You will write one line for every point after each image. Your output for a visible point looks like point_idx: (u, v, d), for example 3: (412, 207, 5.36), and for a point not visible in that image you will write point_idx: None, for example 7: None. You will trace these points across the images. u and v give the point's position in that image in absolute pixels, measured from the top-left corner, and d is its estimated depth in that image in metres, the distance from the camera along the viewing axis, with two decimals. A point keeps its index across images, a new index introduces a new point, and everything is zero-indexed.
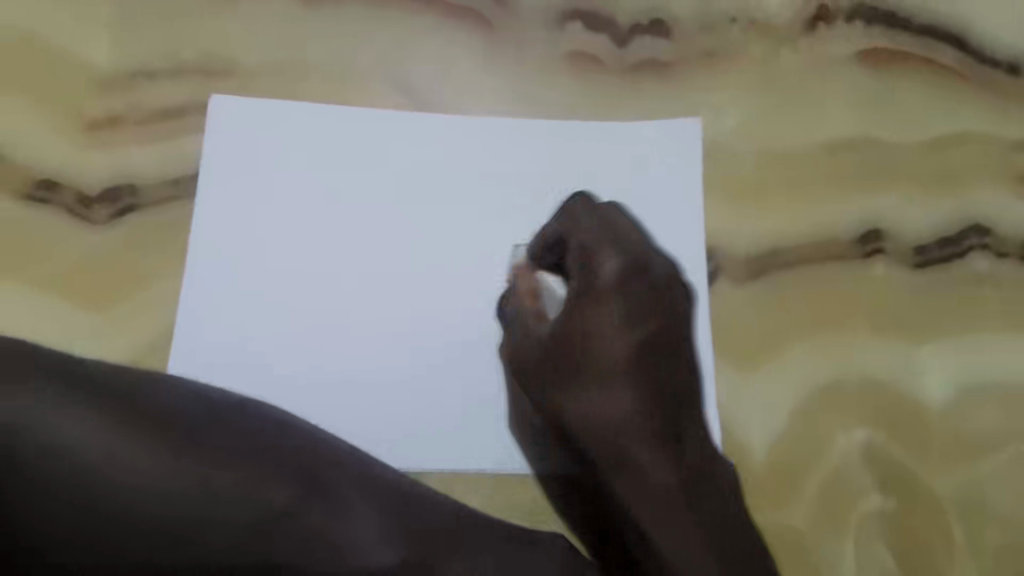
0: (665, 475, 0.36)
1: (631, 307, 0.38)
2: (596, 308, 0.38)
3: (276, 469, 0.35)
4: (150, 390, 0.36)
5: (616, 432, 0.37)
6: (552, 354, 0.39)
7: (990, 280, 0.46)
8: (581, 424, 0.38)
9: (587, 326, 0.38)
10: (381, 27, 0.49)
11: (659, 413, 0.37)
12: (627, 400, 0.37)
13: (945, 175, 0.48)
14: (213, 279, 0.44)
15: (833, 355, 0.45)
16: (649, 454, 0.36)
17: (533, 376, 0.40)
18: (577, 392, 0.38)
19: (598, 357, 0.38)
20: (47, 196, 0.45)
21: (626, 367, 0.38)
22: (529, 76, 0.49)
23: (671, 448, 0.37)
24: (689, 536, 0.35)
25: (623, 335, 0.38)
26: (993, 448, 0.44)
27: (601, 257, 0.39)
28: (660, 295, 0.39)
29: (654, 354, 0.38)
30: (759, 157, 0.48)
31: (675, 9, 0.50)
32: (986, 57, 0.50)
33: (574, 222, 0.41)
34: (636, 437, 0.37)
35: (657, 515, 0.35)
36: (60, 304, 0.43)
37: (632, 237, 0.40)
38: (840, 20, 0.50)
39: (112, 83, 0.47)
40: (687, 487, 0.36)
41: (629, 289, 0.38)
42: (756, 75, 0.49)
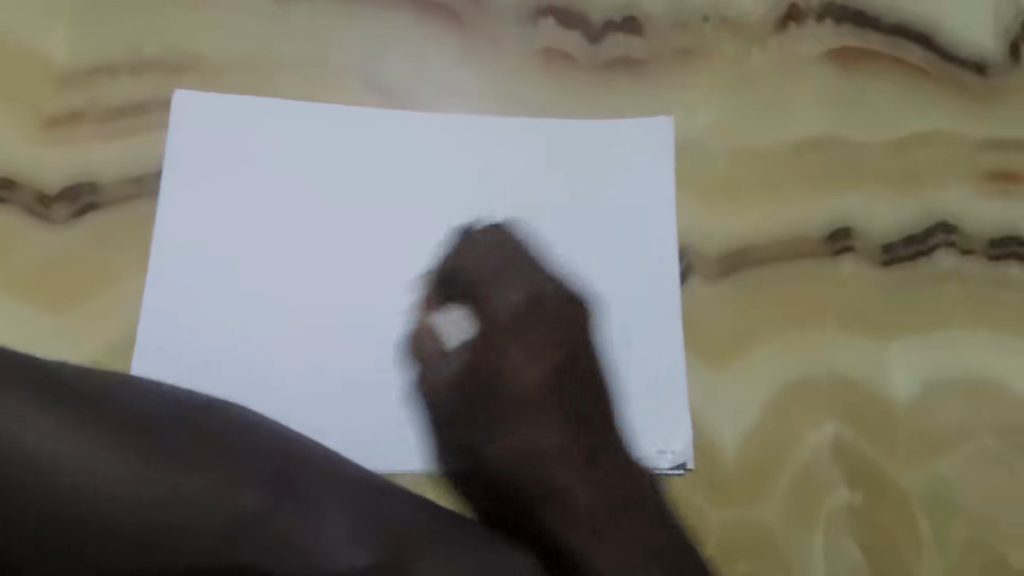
0: (587, 500, 0.41)
1: (539, 338, 0.43)
2: (510, 345, 0.43)
3: (244, 473, 0.35)
4: (116, 397, 0.36)
5: (529, 461, 0.41)
6: (465, 385, 0.42)
7: (956, 278, 0.47)
8: (509, 464, 0.41)
9: (507, 363, 0.43)
10: (350, 22, 0.48)
11: (574, 442, 0.42)
12: (556, 435, 0.42)
13: (912, 174, 0.48)
14: (178, 279, 0.43)
15: (803, 352, 0.45)
16: (569, 479, 0.41)
17: (458, 417, 0.42)
18: (508, 429, 0.42)
19: (514, 393, 0.42)
20: (4, 195, 0.43)
21: (542, 397, 0.43)
22: (500, 74, 0.48)
23: (596, 466, 0.42)
24: (618, 555, 0.40)
25: (538, 366, 0.43)
26: (958, 443, 0.45)
27: (504, 290, 0.44)
28: (569, 335, 0.44)
29: (570, 394, 0.43)
30: (730, 156, 0.48)
31: (647, 6, 0.50)
32: (953, 57, 0.51)
33: (477, 258, 0.44)
34: (559, 465, 0.41)
35: (585, 536, 0.40)
36: (20, 306, 0.42)
37: (531, 277, 0.44)
38: (810, 19, 0.51)
39: (72, 78, 0.46)
40: (609, 518, 0.41)
41: (542, 306, 0.44)
42: (728, 74, 0.50)
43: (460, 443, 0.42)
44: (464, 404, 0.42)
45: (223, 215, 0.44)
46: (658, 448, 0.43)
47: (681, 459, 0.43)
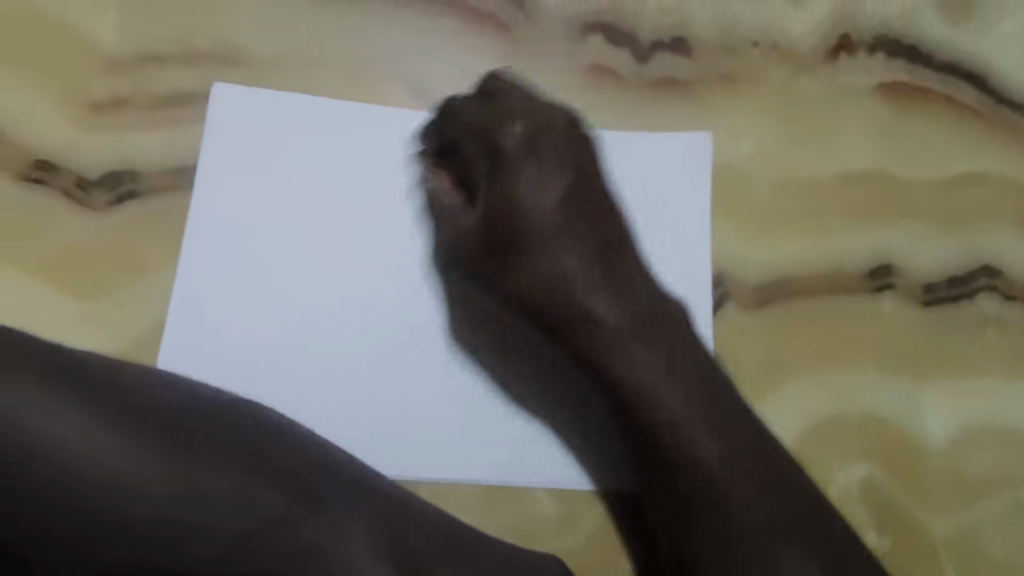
0: (616, 320, 0.37)
1: (559, 157, 0.39)
2: (521, 171, 0.38)
3: (261, 474, 0.34)
4: (139, 382, 0.35)
5: (567, 290, 0.37)
6: (486, 229, 0.39)
7: (997, 323, 0.46)
8: (542, 285, 0.38)
9: (519, 196, 0.38)
10: (398, 25, 0.48)
11: (602, 261, 0.38)
12: (574, 256, 0.38)
13: (957, 214, 0.48)
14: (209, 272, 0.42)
15: (837, 389, 0.44)
16: (593, 299, 0.37)
17: (469, 253, 0.40)
18: (526, 259, 0.38)
19: (531, 222, 0.38)
20: (43, 178, 0.43)
21: (558, 228, 0.38)
22: (546, 85, 0.48)
23: (621, 294, 0.37)
24: (660, 365, 0.36)
25: (554, 190, 0.38)
26: (990, 490, 0.44)
27: (507, 125, 0.38)
28: (577, 164, 0.39)
29: (590, 216, 0.39)
30: (773, 183, 0.47)
31: (697, 28, 0.50)
32: (1005, 99, 0.50)
33: (507, 99, 0.40)
34: (582, 290, 0.37)
35: (618, 356, 0.36)
36: (54, 289, 0.42)
37: (533, 103, 0.40)
38: (862, 51, 0.50)
39: (120, 65, 0.45)
40: (636, 323, 0.37)
41: (538, 146, 0.38)
42: (774, 100, 0.49)
43: (488, 281, 0.40)
44: (484, 241, 0.39)
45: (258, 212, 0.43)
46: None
47: None
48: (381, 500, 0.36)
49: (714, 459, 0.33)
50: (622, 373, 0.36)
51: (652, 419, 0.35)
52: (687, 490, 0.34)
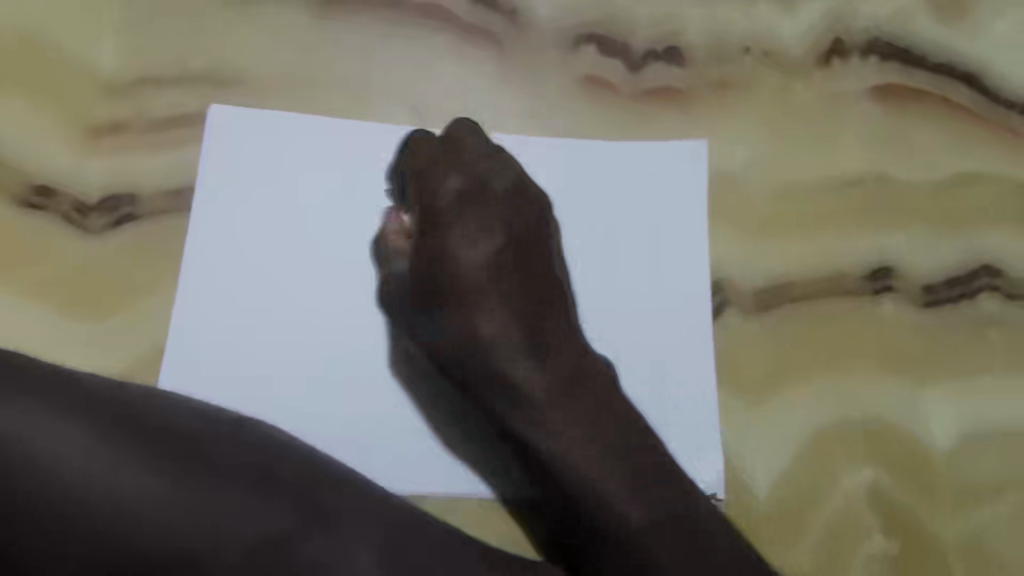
0: (538, 384, 0.37)
1: (485, 217, 0.40)
2: (457, 228, 0.40)
3: (270, 488, 0.34)
4: (147, 401, 0.35)
5: (494, 351, 0.38)
6: (427, 278, 0.39)
7: (999, 322, 0.46)
8: (463, 345, 0.39)
9: (448, 246, 0.39)
10: (392, 41, 0.48)
11: (530, 326, 0.39)
12: (497, 324, 0.38)
13: (956, 214, 0.47)
14: (211, 290, 0.42)
15: (840, 392, 0.44)
16: (507, 361, 0.38)
17: (394, 303, 0.41)
18: (459, 315, 0.39)
19: (458, 281, 0.39)
20: (43, 203, 0.43)
21: (486, 287, 0.39)
22: (540, 97, 0.48)
23: (540, 358, 0.38)
24: (580, 422, 0.37)
25: (484, 246, 0.40)
26: (998, 492, 0.43)
27: (447, 175, 0.41)
28: (510, 220, 0.41)
29: (520, 268, 0.40)
30: (768, 188, 0.47)
31: (689, 36, 0.50)
32: (1001, 98, 0.50)
33: (457, 155, 0.41)
34: (506, 349, 0.38)
35: (566, 438, 0.36)
36: (55, 312, 0.42)
37: (514, 166, 0.43)
38: (855, 55, 0.50)
39: (119, 89, 0.46)
40: (563, 386, 0.38)
41: (467, 200, 0.40)
42: (768, 105, 0.49)
43: (422, 330, 0.40)
44: (422, 292, 0.40)
45: (258, 227, 0.44)
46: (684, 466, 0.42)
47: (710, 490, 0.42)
48: (388, 513, 0.36)
49: (610, 478, 0.35)
50: (548, 439, 0.37)
51: (566, 475, 0.36)
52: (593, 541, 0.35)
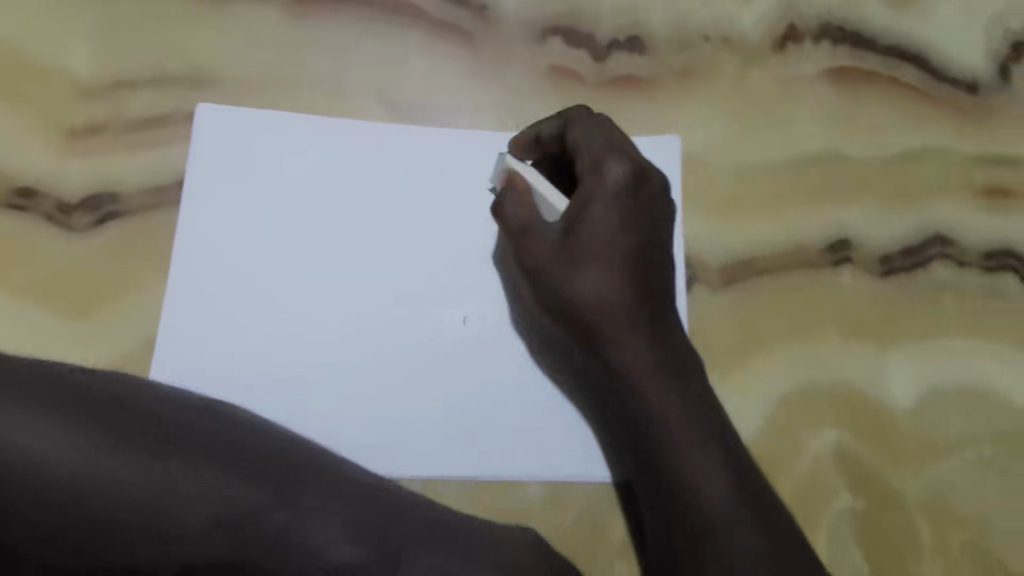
0: (634, 359, 0.37)
1: (623, 198, 0.40)
2: (599, 200, 0.40)
3: (246, 471, 0.34)
4: (124, 397, 0.35)
5: (605, 317, 0.38)
6: (547, 239, 0.41)
7: (951, 288, 0.48)
8: (574, 311, 0.40)
9: (592, 218, 0.40)
10: (365, 38, 0.50)
11: (645, 302, 0.39)
12: (618, 286, 0.39)
13: (908, 188, 0.50)
14: (200, 288, 0.44)
15: (805, 360, 0.46)
16: (635, 337, 0.38)
17: (545, 258, 0.41)
18: (569, 274, 0.40)
19: (585, 243, 0.40)
20: (27, 203, 0.44)
21: (612, 260, 0.39)
22: (510, 88, 0.50)
23: (663, 339, 0.38)
24: (671, 411, 0.36)
25: (611, 217, 0.40)
26: (956, 448, 0.46)
27: (604, 162, 0.41)
28: (637, 193, 0.41)
29: (639, 259, 0.40)
30: (731, 168, 0.50)
31: (651, 26, 0.52)
32: (947, 77, 0.52)
33: (576, 128, 0.43)
34: (626, 320, 0.38)
35: (650, 402, 0.37)
36: (42, 311, 0.43)
37: (609, 130, 0.43)
38: (809, 40, 0.52)
39: (96, 91, 0.47)
40: (673, 367, 0.38)
41: (628, 186, 0.41)
42: (728, 90, 0.51)
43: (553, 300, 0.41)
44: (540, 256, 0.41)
45: (246, 225, 0.45)
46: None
47: None
48: (354, 489, 0.36)
49: (701, 449, 0.36)
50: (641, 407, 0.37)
51: (658, 440, 0.36)
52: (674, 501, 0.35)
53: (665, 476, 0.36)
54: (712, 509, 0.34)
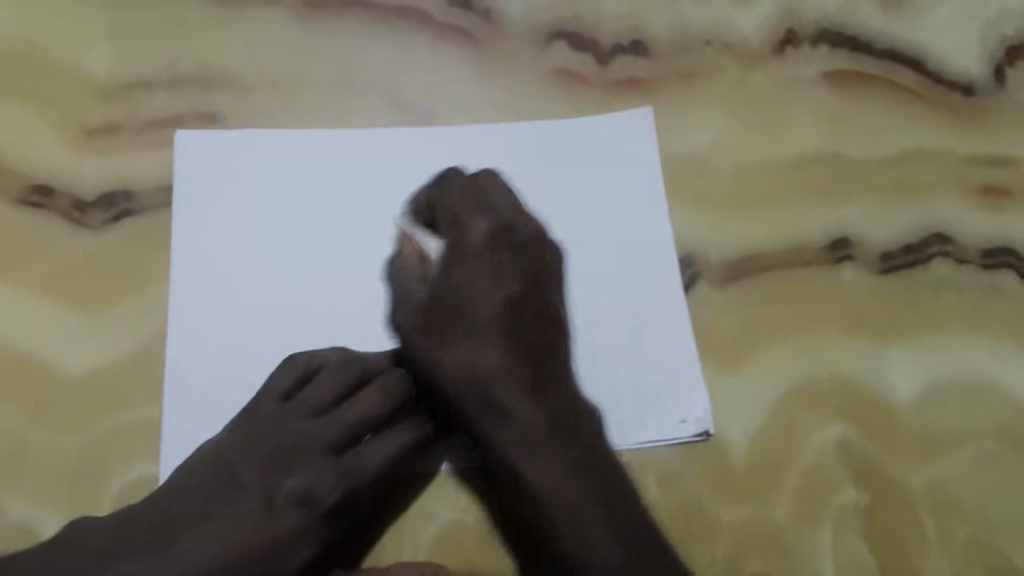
0: (534, 423, 0.40)
1: (506, 261, 0.43)
2: (472, 261, 0.43)
3: (280, 530, 0.39)
4: (163, 495, 0.39)
5: (468, 381, 0.41)
6: (438, 296, 0.42)
7: (951, 286, 0.49)
8: (457, 377, 0.41)
9: (473, 285, 0.42)
10: (374, 42, 0.51)
11: (527, 364, 0.41)
12: (494, 353, 0.41)
13: (907, 187, 0.51)
14: (206, 279, 0.44)
15: (808, 354, 0.47)
16: (514, 401, 0.40)
17: (419, 327, 0.42)
18: (447, 343, 0.41)
19: (471, 309, 0.42)
20: (43, 201, 0.45)
21: (489, 324, 0.42)
22: (516, 90, 0.51)
23: (545, 405, 0.40)
24: (552, 477, 0.39)
25: (497, 288, 0.42)
26: (958, 442, 0.46)
27: (467, 220, 0.43)
28: (530, 270, 0.43)
29: (513, 324, 0.42)
30: (733, 168, 0.50)
31: (653, 31, 0.53)
32: (943, 80, 0.54)
33: (492, 190, 0.44)
34: (506, 389, 0.40)
35: (520, 462, 0.40)
36: (57, 306, 0.43)
37: (508, 200, 0.44)
38: (807, 44, 0.54)
39: (111, 92, 0.48)
40: (547, 427, 0.40)
41: (496, 244, 0.43)
42: (729, 92, 0.52)
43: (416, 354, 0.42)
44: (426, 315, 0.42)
45: (239, 229, 0.45)
46: (679, 419, 0.45)
47: (703, 426, 0.45)
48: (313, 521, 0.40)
49: (591, 517, 0.38)
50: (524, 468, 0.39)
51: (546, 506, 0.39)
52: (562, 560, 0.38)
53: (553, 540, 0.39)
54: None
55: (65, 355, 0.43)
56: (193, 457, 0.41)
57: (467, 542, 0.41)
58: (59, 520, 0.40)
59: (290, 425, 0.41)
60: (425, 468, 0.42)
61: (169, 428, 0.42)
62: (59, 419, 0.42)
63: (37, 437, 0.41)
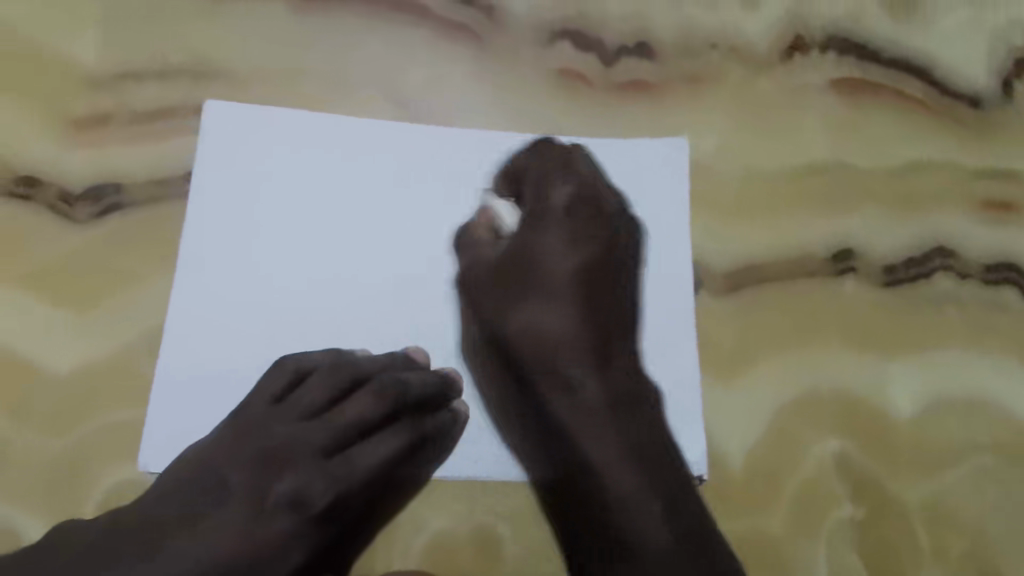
0: (595, 393, 0.42)
1: (586, 234, 0.45)
2: (547, 230, 0.45)
3: (266, 533, 0.38)
4: (148, 497, 0.39)
5: (558, 347, 0.43)
6: (509, 264, 0.44)
7: (954, 299, 0.49)
8: (530, 339, 0.43)
9: (542, 249, 0.44)
10: (374, 37, 0.50)
11: (596, 338, 0.43)
12: (565, 318, 0.43)
13: (912, 199, 0.50)
14: (207, 277, 0.43)
15: (808, 367, 0.46)
16: (584, 374, 0.42)
17: (479, 288, 0.44)
18: (533, 305, 0.43)
19: (555, 271, 0.44)
20: (29, 193, 0.44)
21: (573, 287, 0.44)
22: (519, 89, 0.50)
23: (608, 374, 0.43)
24: (611, 445, 0.41)
25: (571, 257, 0.44)
26: (957, 458, 0.46)
27: (552, 186, 0.46)
28: (602, 240, 0.45)
29: (603, 293, 0.44)
30: (736, 175, 0.50)
31: (658, 32, 0.52)
32: (951, 91, 0.53)
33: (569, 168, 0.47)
34: (571, 355, 0.43)
35: (588, 429, 0.41)
36: (41, 301, 0.42)
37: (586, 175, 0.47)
38: (814, 50, 0.53)
39: (100, 82, 0.47)
40: (607, 378, 0.42)
41: (573, 214, 0.45)
42: (735, 97, 0.51)
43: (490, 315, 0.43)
44: (503, 279, 0.44)
45: (232, 224, 0.44)
46: (672, 458, 0.43)
47: (698, 469, 0.43)
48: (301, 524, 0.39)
49: (626, 475, 0.40)
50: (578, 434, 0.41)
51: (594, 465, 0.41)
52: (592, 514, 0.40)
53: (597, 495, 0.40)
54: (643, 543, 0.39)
55: (48, 353, 0.42)
56: (179, 459, 0.40)
57: (457, 554, 0.41)
58: (40, 523, 0.39)
59: (278, 428, 0.40)
60: (416, 476, 0.41)
61: (159, 429, 0.40)
62: (41, 419, 0.41)
63: (19, 437, 0.40)
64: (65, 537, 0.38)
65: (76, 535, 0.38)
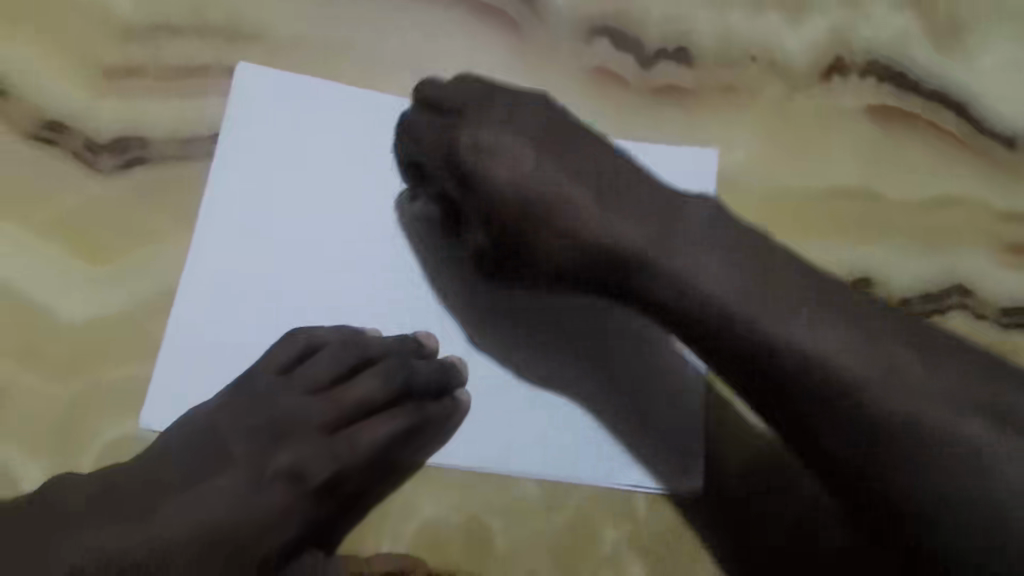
0: (631, 228, 0.39)
1: (527, 126, 0.41)
2: (498, 137, 0.40)
3: (265, 503, 0.38)
4: (145, 456, 0.38)
5: (555, 197, 0.40)
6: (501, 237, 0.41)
7: (968, 339, 0.48)
8: (517, 193, 0.40)
9: (494, 172, 0.40)
10: (414, 15, 0.49)
11: (598, 176, 0.40)
12: (542, 164, 0.40)
13: (936, 235, 0.50)
14: (228, 242, 0.42)
15: None
16: (611, 221, 0.39)
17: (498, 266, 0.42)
18: (497, 165, 0.40)
19: (517, 201, 0.40)
20: (55, 138, 0.44)
21: (535, 154, 0.40)
22: (553, 82, 0.49)
23: (621, 214, 0.39)
24: (726, 283, 0.37)
25: (523, 154, 0.40)
26: None
27: (460, 137, 0.40)
28: (529, 131, 0.41)
29: (557, 145, 0.41)
30: (763, 192, 0.49)
31: (700, 40, 0.52)
32: (987, 129, 0.52)
33: (482, 115, 0.41)
34: (580, 193, 0.40)
35: (670, 292, 0.38)
36: (57, 249, 0.42)
37: (506, 118, 0.41)
38: (854, 74, 0.52)
39: (135, 33, 0.46)
40: (658, 233, 0.39)
41: (492, 113, 0.41)
42: (770, 113, 0.51)
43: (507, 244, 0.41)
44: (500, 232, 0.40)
45: (252, 191, 0.43)
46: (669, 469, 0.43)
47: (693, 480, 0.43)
48: (298, 498, 0.39)
49: (852, 362, 0.35)
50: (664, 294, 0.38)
51: (783, 360, 0.36)
52: (819, 389, 0.35)
53: (787, 358, 0.35)
54: (921, 413, 0.34)
55: (59, 300, 0.41)
56: (181, 420, 0.39)
57: (448, 541, 0.41)
58: (39, 469, 0.39)
59: (285, 398, 0.40)
60: (411, 462, 0.41)
61: (164, 390, 0.40)
62: (48, 365, 0.41)
63: (23, 381, 0.40)
64: (53, 494, 0.37)
65: (65, 492, 0.37)
